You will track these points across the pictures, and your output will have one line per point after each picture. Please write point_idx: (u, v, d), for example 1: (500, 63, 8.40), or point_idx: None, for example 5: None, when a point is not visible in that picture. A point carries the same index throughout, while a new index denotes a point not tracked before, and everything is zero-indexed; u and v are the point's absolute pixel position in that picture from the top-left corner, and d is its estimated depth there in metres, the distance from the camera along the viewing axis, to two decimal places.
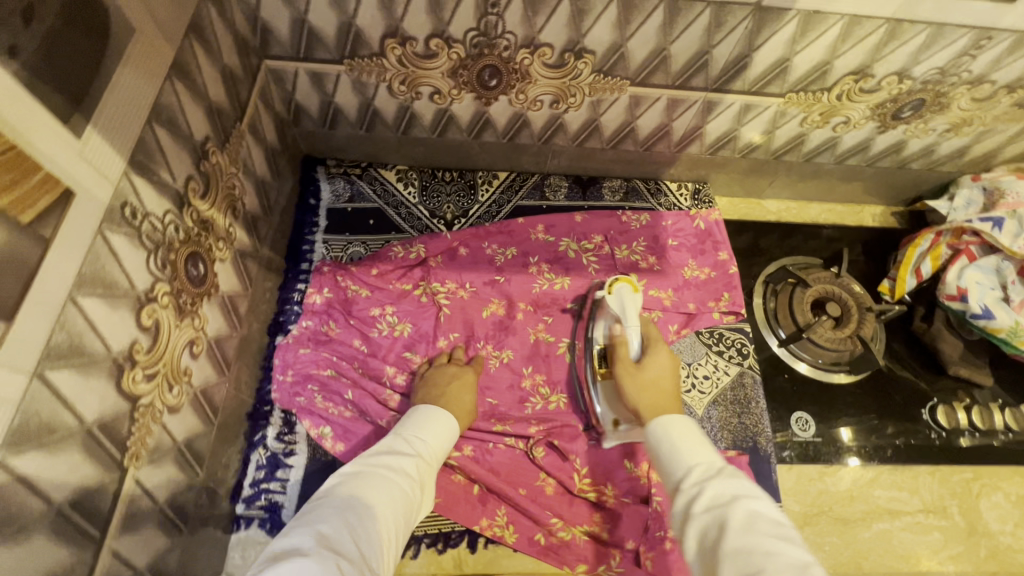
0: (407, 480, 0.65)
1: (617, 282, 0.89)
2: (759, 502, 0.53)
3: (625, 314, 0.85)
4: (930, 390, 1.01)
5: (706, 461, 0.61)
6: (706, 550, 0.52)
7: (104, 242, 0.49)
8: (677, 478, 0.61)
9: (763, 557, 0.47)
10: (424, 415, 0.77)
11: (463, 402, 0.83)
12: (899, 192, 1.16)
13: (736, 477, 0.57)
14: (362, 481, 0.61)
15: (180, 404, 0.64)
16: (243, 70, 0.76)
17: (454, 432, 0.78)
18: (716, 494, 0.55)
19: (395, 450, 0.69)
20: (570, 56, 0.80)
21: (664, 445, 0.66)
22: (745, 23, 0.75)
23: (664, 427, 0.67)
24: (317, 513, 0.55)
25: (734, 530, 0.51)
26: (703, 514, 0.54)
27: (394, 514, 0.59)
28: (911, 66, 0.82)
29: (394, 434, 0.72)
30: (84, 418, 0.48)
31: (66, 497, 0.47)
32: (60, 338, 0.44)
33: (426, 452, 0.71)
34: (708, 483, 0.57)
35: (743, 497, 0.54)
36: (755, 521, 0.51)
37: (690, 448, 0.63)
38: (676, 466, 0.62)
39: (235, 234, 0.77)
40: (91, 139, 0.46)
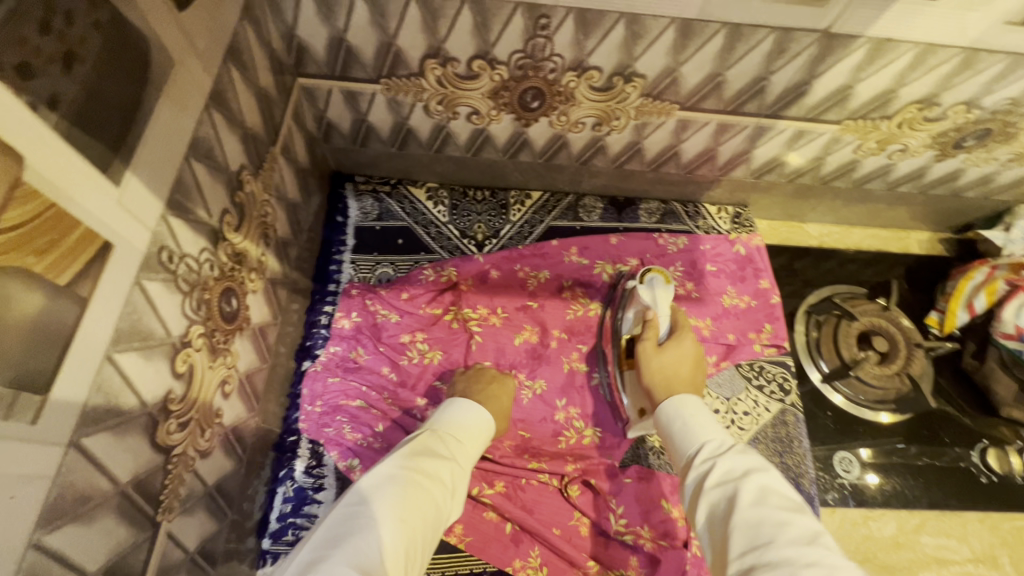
0: (441, 484, 0.60)
1: (650, 272, 0.86)
2: (771, 474, 0.50)
3: (656, 305, 0.82)
4: (977, 427, 0.96)
5: (719, 438, 0.58)
6: (716, 523, 0.49)
7: (141, 292, 0.46)
8: (690, 455, 0.58)
9: (773, 527, 0.45)
10: (462, 411, 0.72)
11: (502, 405, 0.81)
12: (949, 219, 1.10)
13: (746, 451, 0.54)
14: (397, 485, 0.56)
15: (211, 446, 0.61)
16: (277, 91, 0.73)
17: (488, 428, 0.74)
18: (729, 468, 0.53)
19: (432, 449, 0.64)
20: (619, 80, 0.76)
21: (677, 424, 0.63)
22: (809, 50, 0.70)
23: (678, 408, 0.65)
24: (350, 521, 0.51)
25: (744, 500, 0.48)
26: (713, 490, 0.52)
27: (424, 523, 0.55)
28: (982, 95, 0.77)
29: (429, 430, 0.67)
30: (119, 480, 0.45)
31: (100, 565, 0.44)
32: (96, 401, 0.42)
33: (460, 452, 0.67)
34: (719, 457, 0.54)
35: (757, 471, 0.51)
36: (767, 492, 0.48)
37: (704, 426, 0.61)
38: (688, 444, 0.60)
39: (266, 262, 0.74)
40: (129, 184, 0.43)
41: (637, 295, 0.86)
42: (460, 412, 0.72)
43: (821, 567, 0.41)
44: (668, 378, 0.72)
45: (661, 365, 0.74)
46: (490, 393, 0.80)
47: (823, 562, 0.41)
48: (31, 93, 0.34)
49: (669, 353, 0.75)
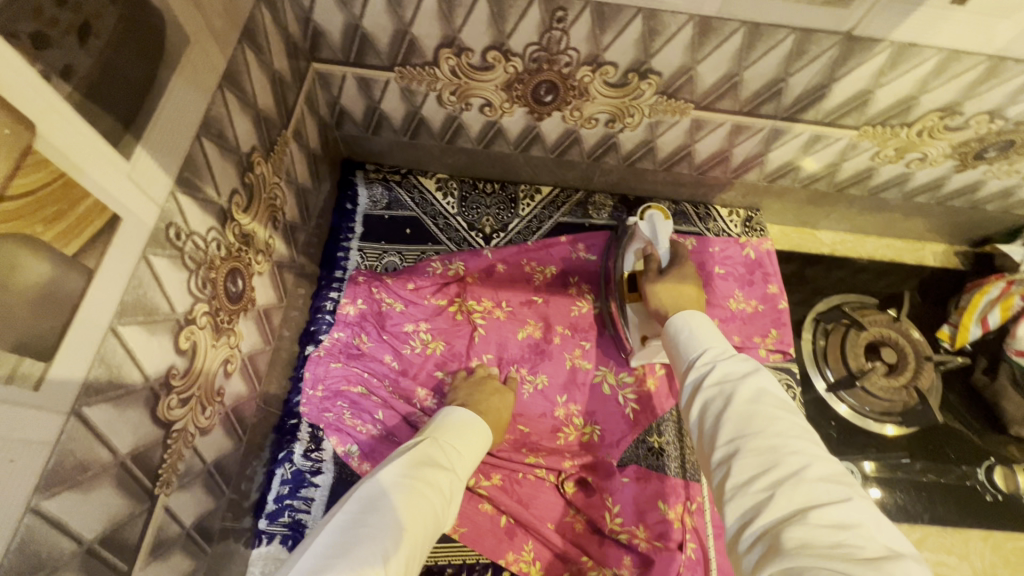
0: (442, 493, 0.60)
1: (650, 209, 0.87)
2: (768, 376, 0.52)
3: (657, 236, 0.83)
4: (984, 445, 0.95)
5: (720, 346, 0.59)
6: (706, 414, 0.52)
7: (148, 266, 0.46)
8: (688, 357, 0.60)
9: (765, 422, 0.48)
10: (461, 422, 0.71)
11: (503, 418, 0.81)
12: (966, 232, 1.08)
13: (744, 356, 0.55)
14: (399, 495, 0.56)
15: (211, 424, 0.62)
16: (292, 75, 0.73)
17: (486, 441, 0.73)
18: (728, 370, 0.54)
19: (433, 458, 0.63)
20: (634, 76, 0.75)
21: (681, 334, 0.64)
22: (829, 53, 0.69)
23: (685, 319, 0.65)
24: (352, 531, 0.51)
25: (739, 398, 0.50)
26: (709, 387, 0.53)
27: (426, 533, 0.55)
28: (1006, 105, 0.75)
29: (430, 438, 0.66)
30: (118, 452, 0.46)
31: (96, 535, 0.44)
32: (98, 372, 0.42)
33: (459, 462, 0.66)
34: (719, 361, 0.55)
35: (755, 373, 0.52)
36: (762, 393, 0.50)
37: (706, 335, 0.61)
38: (690, 349, 0.61)
39: (274, 245, 0.74)
40: (140, 159, 0.44)
41: (637, 231, 0.87)
42: (459, 423, 0.71)
43: (803, 458, 0.45)
44: (678, 297, 0.75)
45: (667, 286, 0.77)
46: (492, 405, 0.80)
47: (807, 457, 0.45)
48: (46, 63, 0.34)
49: (670, 276, 0.78)
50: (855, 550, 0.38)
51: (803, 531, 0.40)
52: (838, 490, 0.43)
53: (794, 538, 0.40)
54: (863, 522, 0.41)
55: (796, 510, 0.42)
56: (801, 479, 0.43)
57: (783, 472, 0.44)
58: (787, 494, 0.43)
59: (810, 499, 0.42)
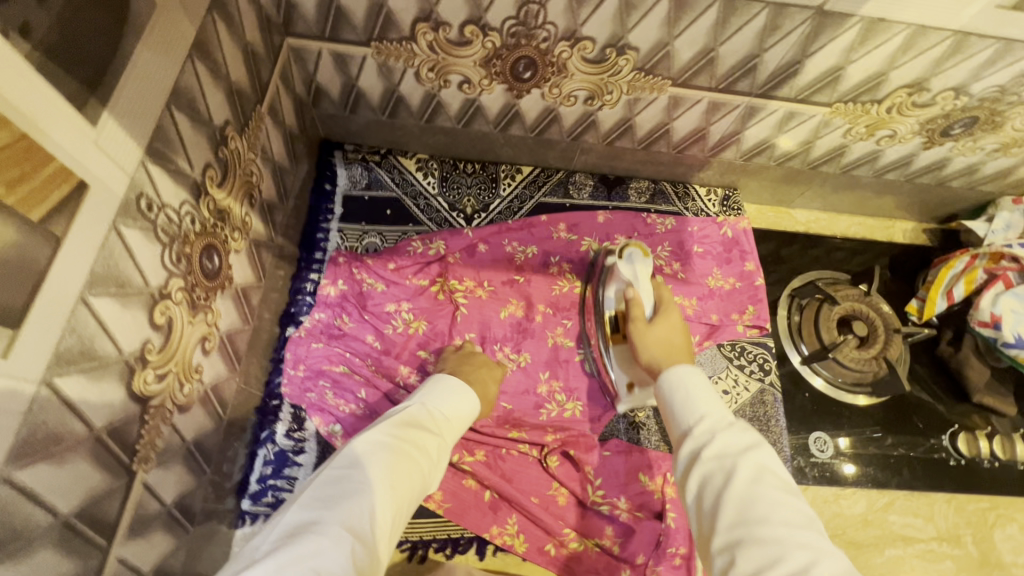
0: (428, 456, 0.61)
1: (629, 246, 0.85)
2: (768, 455, 0.52)
3: (638, 279, 0.83)
4: (950, 414, 0.98)
5: (717, 412, 0.58)
6: (707, 493, 0.51)
7: (119, 237, 0.45)
8: (686, 424, 0.59)
9: (768, 510, 0.47)
10: (452, 388, 0.72)
11: (488, 389, 0.82)
12: (934, 210, 1.11)
13: (744, 427, 0.55)
14: (388, 453, 0.57)
15: (190, 402, 0.61)
16: (265, 49, 0.72)
17: (475, 409, 0.74)
18: (727, 444, 0.53)
19: (422, 422, 0.64)
20: (612, 52, 0.76)
21: (676, 395, 0.63)
22: (802, 28, 0.70)
23: (681, 377, 0.64)
24: (338, 485, 0.52)
25: (740, 478, 0.50)
26: (709, 461, 0.53)
27: (411, 494, 0.56)
28: (971, 82, 0.77)
29: (419, 403, 0.67)
30: (94, 425, 0.45)
31: (72, 509, 0.44)
32: (69, 343, 0.41)
33: (447, 426, 0.67)
34: (718, 433, 0.55)
35: (755, 450, 0.52)
36: (764, 474, 0.50)
37: (703, 399, 0.60)
38: (687, 415, 0.60)
39: (251, 223, 0.73)
40: (107, 126, 0.42)
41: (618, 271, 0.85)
42: (451, 389, 0.72)
43: (808, 552, 0.43)
44: (666, 351, 0.75)
45: (655, 339, 0.76)
46: (476, 378, 0.80)
47: (811, 550, 0.44)
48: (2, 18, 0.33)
49: (657, 328, 0.78)
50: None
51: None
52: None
53: None
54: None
55: None
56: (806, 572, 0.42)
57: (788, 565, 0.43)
58: None
59: None
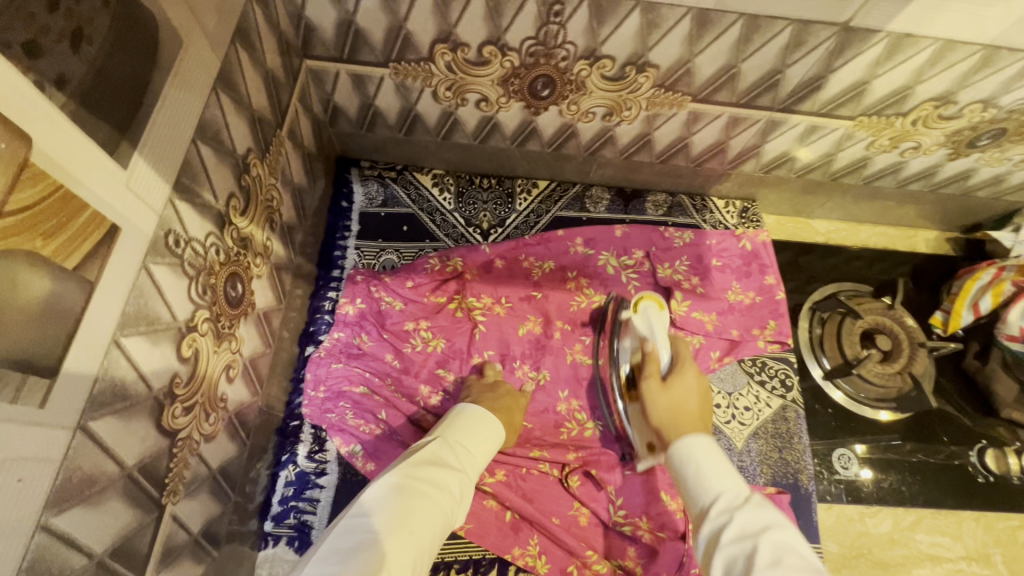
0: (448, 494, 0.62)
1: (643, 300, 0.86)
2: (786, 532, 0.50)
3: (654, 335, 0.81)
4: (976, 427, 0.97)
5: (734, 490, 0.57)
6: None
7: (148, 276, 0.46)
8: (701, 503, 0.58)
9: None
10: (472, 420, 0.73)
11: (514, 418, 0.81)
12: (958, 219, 1.09)
13: (761, 504, 0.54)
14: (407, 495, 0.58)
15: (216, 431, 0.61)
16: (285, 73, 0.72)
17: (499, 439, 0.75)
18: (744, 524, 0.52)
19: (441, 459, 0.65)
20: (632, 69, 0.75)
21: (688, 470, 0.62)
22: (827, 43, 0.69)
23: (690, 449, 0.63)
24: (355, 533, 0.53)
25: (762, 557, 0.48)
26: (731, 545, 0.51)
27: (430, 537, 0.57)
28: (1000, 94, 0.76)
29: (440, 438, 0.69)
30: (126, 463, 0.45)
31: (107, 547, 0.44)
32: (103, 385, 0.41)
33: (468, 462, 0.68)
34: (735, 512, 0.54)
35: (773, 529, 0.50)
36: (783, 550, 0.48)
37: (716, 473, 0.59)
38: (701, 493, 0.59)
39: (272, 248, 0.73)
40: (137, 167, 0.43)
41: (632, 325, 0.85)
42: (473, 419, 0.74)
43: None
44: (679, 418, 0.70)
45: (667, 403, 0.72)
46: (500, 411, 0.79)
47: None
48: (38, 71, 0.33)
49: (672, 390, 0.73)
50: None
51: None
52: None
53: None
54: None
55: None
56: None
57: None
58: None
59: None
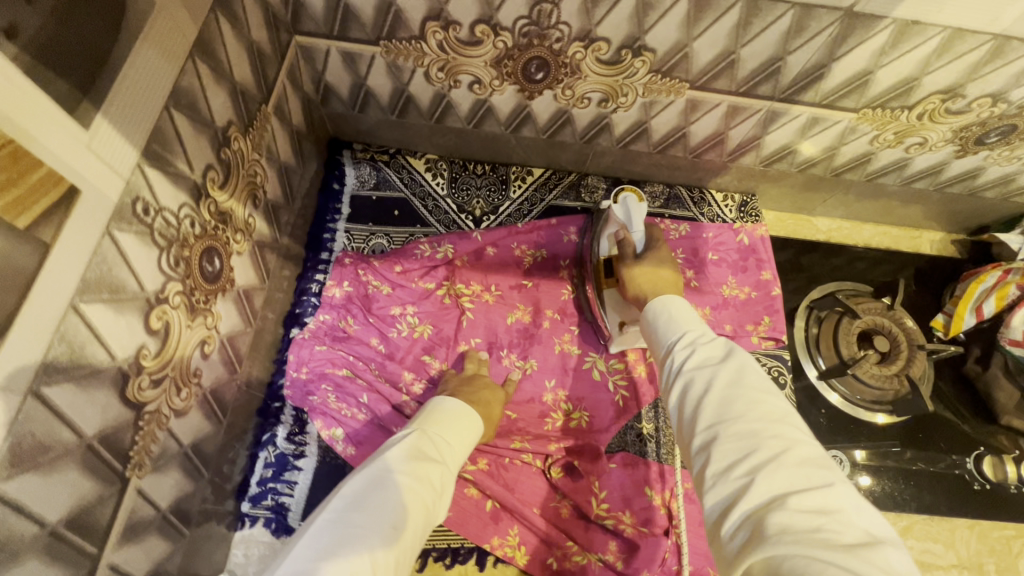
0: (431, 489, 0.61)
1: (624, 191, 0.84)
2: (745, 357, 0.53)
3: (631, 220, 0.81)
4: (974, 434, 0.94)
5: (699, 330, 0.60)
6: (688, 399, 0.52)
7: (112, 242, 0.44)
8: (668, 344, 0.61)
9: (743, 406, 0.48)
10: (452, 414, 0.72)
11: (492, 411, 0.79)
12: (964, 220, 1.06)
13: (724, 340, 0.56)
14: (387, 492, 0.56)
15: (188, 406, 0.60)
16: (273, 48, 0.71)
17: (478, 432, 0.74)
18: (707, 355, 0.55)
19: (422, 451, 0.64)
20: (627, 53, 0.73)
21: (661, 318, 0.65)
22: (830, 29, 0.67)
23: (664, 305, 0.66)
24: (334, 531, 0.52)
25: (719, 381, 0.51)
26: (691, 370, 0.54)
27: (414, 535, 0.55)
28: (1010, 88, 0.73)
29: (419, 430, 0.67)
30: (84, 433, 0.44)
31: (61, 518, 0.43)
32: (59, 351, 0.40)
33: (449, 454, 0.67)
34: (699, 347, 0.56)
35: (732, 357, 0.53)
36: (741, 374, 0.51)
37: (686, 321, 0.62)
38: (670, 335, 0.62)
39: (254, 224, 0.72)
40: (100, 130, 0.41)
41: (613, 215, 0.85)
42: (451, 413, 0.72)
43: (780, 441, 0.45)
44: (656, 285, 0.74)
45: (642, 275, 0.76)
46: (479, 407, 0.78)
47: (787, 441, 0.45)
48: None
49: (647, 262, 0.77)
50: (832, 534, 0.37)
51: (781, 515, 0.39)
52: (819, 474, 0.42)
53: (773, 521, 0.39)
54: (843, 506, 0.40)
55: (775, 494, 0.42)
56: (777, 460, 0.43)
57: (762, 455, 0.44)
58: (766, 476, 0.42)
59: (788, 482, 0.42)
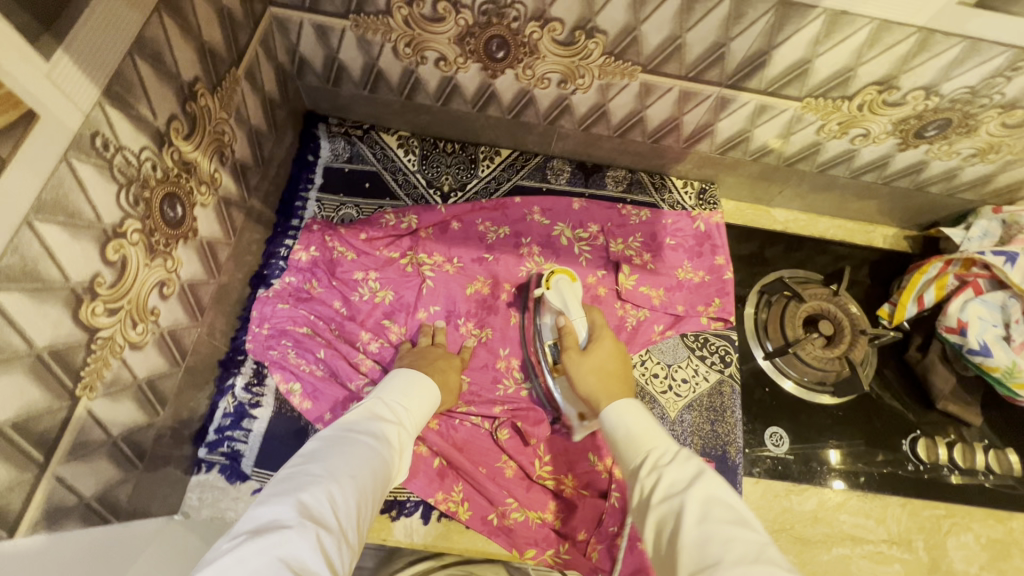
0: (389, 445, 0.64)
1: (554, 275, 0.90)
2: (713, 481, 0.54)
3: (568, 307, 0.86)
4: (918, 423, 0.98)
5: (663, 444, 0.61)
6: (665, 541, 0.52)
7: (69, 169, 0.49)
8: (634, 462, 0.61)
9: (717, 546, 0.47)
10: (408, 381, 0.75)
11: (449, 381, 0.84)
12: (915, 215, 1.10)
13: (689, 460, 0.57)
14: (345, 447, 0.59)
15: (144, 341, 0.64)
16: (245, 15, 0.75)
17: (434, 398, 0.78)
18: (674, 479, 0.55)
19: (378, 414, 0.67)
20: (581, 34, 0.77)
21: (620, 433, 0.65)
22: (766, 17, 0.71)
23: (621, 415, 0.67)
24: (295, 479, 0.53)
25: (690, 518, 0.51)
26: (660, 504, 0.54)
27: (375, 485, 0.58)
28: (940, 81, 0.77)
29: (375, 399, 0.70)
30: (35, 343, 0.48)
31: (9, 418, 0.47)
32: (11, 261, 0.44)
33: (407, 418, 0.71)
34: (665, 467, 0.57)
35: (700, 482, 0.53)
36: (712, 505, 0.51)
37: (647, 434, 0.63)
38: (633, 453, 0.62)
39: (220, 180, 0.76)
40: (61, 63, 0.45)
41: (548, 302, 0.88)
42: (409, 381, 0.75)
43: None
44: (599, 378, 0.76)
45: (590, 367, 0.78)
46: (437, 367, 0.82)
47: None
48: None
49: (591, 355, 0.79)
50: None
51: None
52: None
53: None
54: None
55: None
56: None
57: None
58: None
59: None
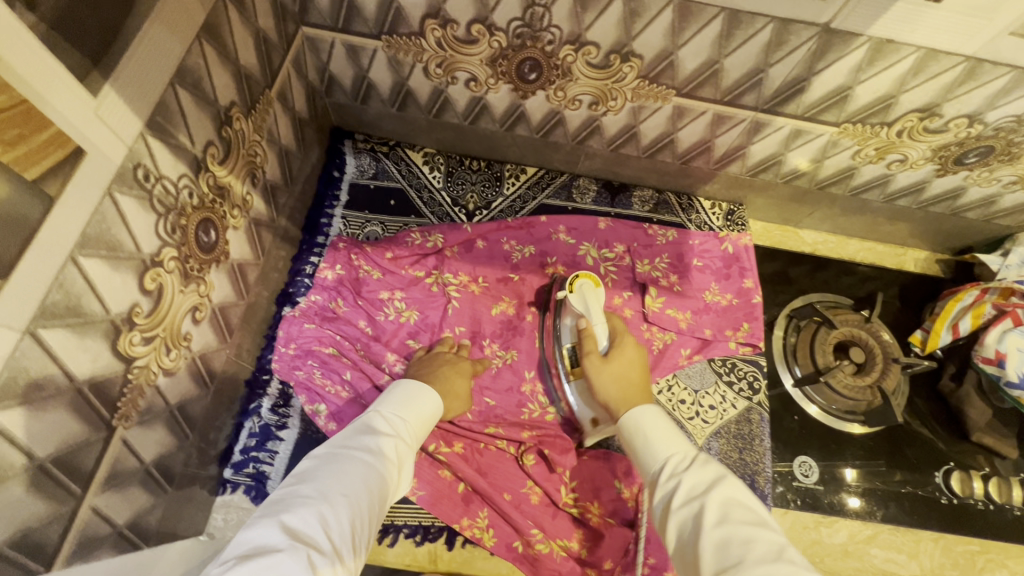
0: (386, 459, 0.62)
1: (579, 278, 0.86)
2: (733, 484, 0.53)
3: (591, 313, 0.83)
4: (949, 451, 0.96)
5: (680, 449, 0.61)
6: (687, 544, 0.51)
7: (112, 203, 0.48)
8: (653, 468, 0.60)
9: (740, 548, 0.47)
10: (408, 392, 0.74)
11: (453, 385, 0.82)
12: (948, 239, 1.08)
13: (707, 463, 0.57)
14: (338, 465, 0.58)
15: (177, 367, 0.64)
16: (279, 36, 0.74)
17: (436, 408, 0.76)
18: (693, 483, 0.55)
19: (375, 428, 0.66)
20: (616, 58, 0.76)
21: (639, 439, 0.64)
22: (809, 44, 0.69)
23: (637, 418, 0.66)
24: (286, 501, 0.53)
25: (710, 520, 0.50)
26: (680, 508, 0.53)
27: (370, 503, 0.56)
28: (986, 110, 0.75)
29: (373, 412, 0.69)
30: (74, 376, 0.48)
31: (48, 454, 0.47)
32: (56, 298, 0.44)
33: (406, 430, 0.69)
34: (684, 473, 0.56)
35: (720, 484, 0.53)
36: (732, 507, 0.51)
37: (664, 438, 0.62)
38: (653, 458, 0.61)
39: (251, 201, 0.76)
40: (107, 99, 0.45)
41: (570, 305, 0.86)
42: (409, 393, 0.74)
43: None
44: (620, 386, 0.75)
45: (610, 375, 0.77)
46: (440, 373, 0.81)
47: None
48: None
49: (612, 362, 0.78)
50: None
51: None
52: None
53: None
54: None
55: None
56: None
57: None
58: None
59: None
